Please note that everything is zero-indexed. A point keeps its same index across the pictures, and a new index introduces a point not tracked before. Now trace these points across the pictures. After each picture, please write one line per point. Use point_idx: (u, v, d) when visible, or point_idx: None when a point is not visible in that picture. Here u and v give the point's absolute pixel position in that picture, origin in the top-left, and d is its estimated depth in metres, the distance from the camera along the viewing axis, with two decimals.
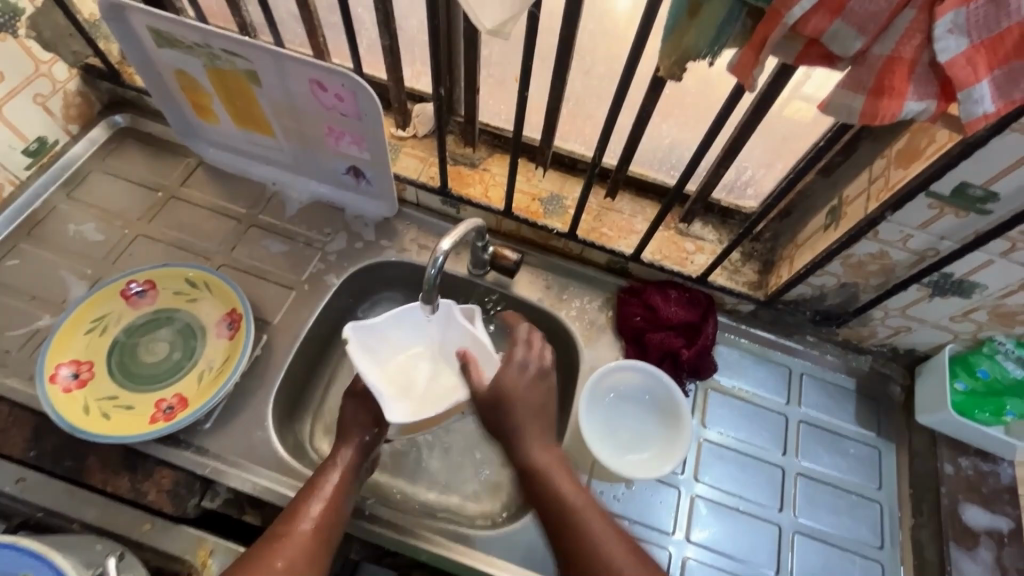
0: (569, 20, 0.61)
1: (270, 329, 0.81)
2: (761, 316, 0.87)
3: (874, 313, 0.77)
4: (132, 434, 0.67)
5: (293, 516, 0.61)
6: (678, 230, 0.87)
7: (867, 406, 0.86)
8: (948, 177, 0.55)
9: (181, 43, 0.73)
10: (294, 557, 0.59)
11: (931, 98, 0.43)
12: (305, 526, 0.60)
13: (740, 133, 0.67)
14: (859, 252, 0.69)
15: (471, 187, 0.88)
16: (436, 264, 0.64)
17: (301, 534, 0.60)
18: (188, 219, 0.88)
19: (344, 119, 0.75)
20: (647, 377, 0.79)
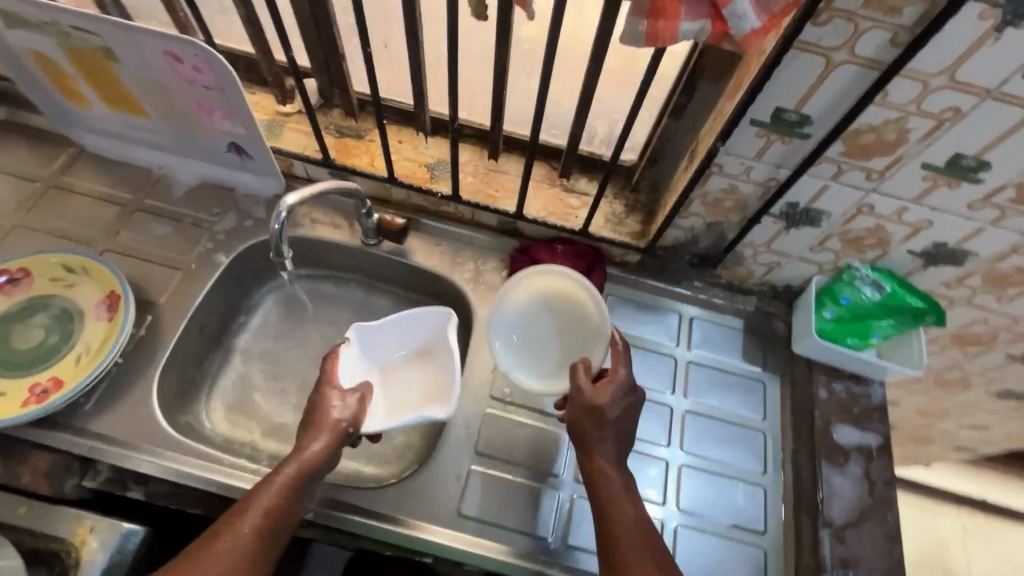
0: None
1: (155, 310, 0.80)
2: (649, 265, 0.90)
3: (744, 251, 0.81)
4: (1, 418, 0.67)
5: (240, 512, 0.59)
6: (563, 186, 0.89)
7: (755, 343, 0.89)
8: (764, 103, 0.58)
9: (30, 22, 0.71)
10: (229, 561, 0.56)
11: (704, 18, 0.45)
12: (245, 526, 0.58)
13: (590, 81, 0.69)
14: (713, 189, 0.71)
15: (357, 157, 0.89)
16: (278, 220, 0.67)
17: (241, 535, 0.57)
18: (69, 207, 0.87)
19: (209, 92, 0.75)
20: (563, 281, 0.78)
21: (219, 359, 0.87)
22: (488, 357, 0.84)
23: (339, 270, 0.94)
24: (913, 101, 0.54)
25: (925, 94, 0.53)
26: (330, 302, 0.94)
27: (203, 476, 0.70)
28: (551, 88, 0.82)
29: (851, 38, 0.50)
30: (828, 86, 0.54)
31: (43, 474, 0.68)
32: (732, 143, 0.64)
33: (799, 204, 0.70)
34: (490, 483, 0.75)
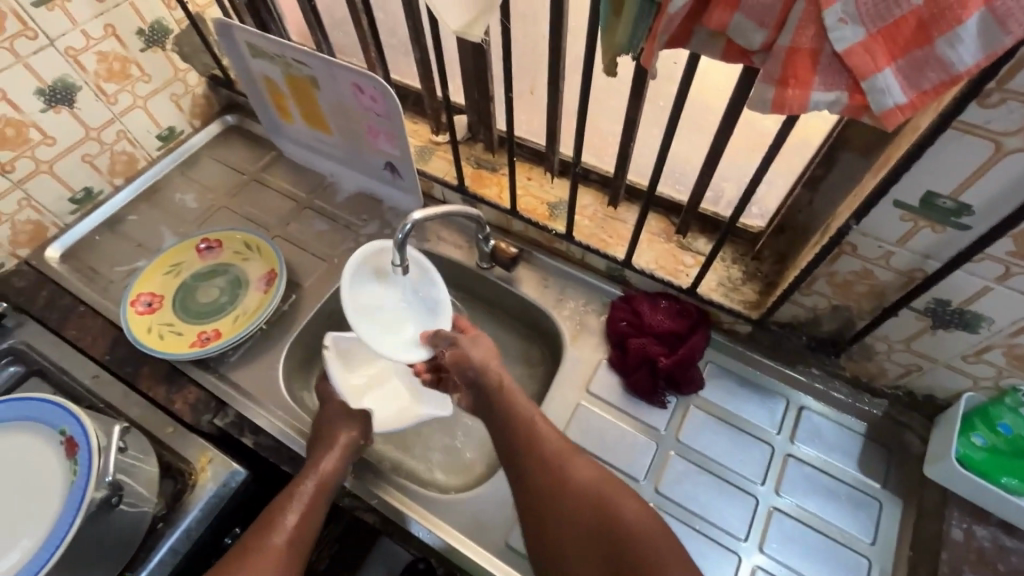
0: (556, 33, 0.69)
1: (300, 291, 0.95)
2: (760, 340, 0.83)
3: (875, 344, 0.71)
4: (175, 352, 0.84)
5: (269, 527, 0.67)
6: (679, 243, 0.88)
7: (876, 453, 0.77)
8: (911, 185, 0.53)
9: (267, 54, 0.92)
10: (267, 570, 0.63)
11: (841, 90, 0.43)
12: (278, 540, 0.66)
13: (719, 141, 0.68)
14: (842, 269, 0.65)
15: (488, 188, 0.97)
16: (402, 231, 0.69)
17: (275, 548, 0.65)
18: (260, 198, 1.08)
19: (379, 119, 0.88)
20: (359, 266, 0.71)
21: None
22: (569, 396, 0.84)
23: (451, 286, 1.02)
24: None
25: None
26: None
27: (302, 440, 0.80)
28: (681, 146, 0.82)
29: None
30: (996, 175, 0.48)
31: (190, 406, 0.82)
32: (868, 222, 0.58)
33: (950, 303, 0.60)
34: None
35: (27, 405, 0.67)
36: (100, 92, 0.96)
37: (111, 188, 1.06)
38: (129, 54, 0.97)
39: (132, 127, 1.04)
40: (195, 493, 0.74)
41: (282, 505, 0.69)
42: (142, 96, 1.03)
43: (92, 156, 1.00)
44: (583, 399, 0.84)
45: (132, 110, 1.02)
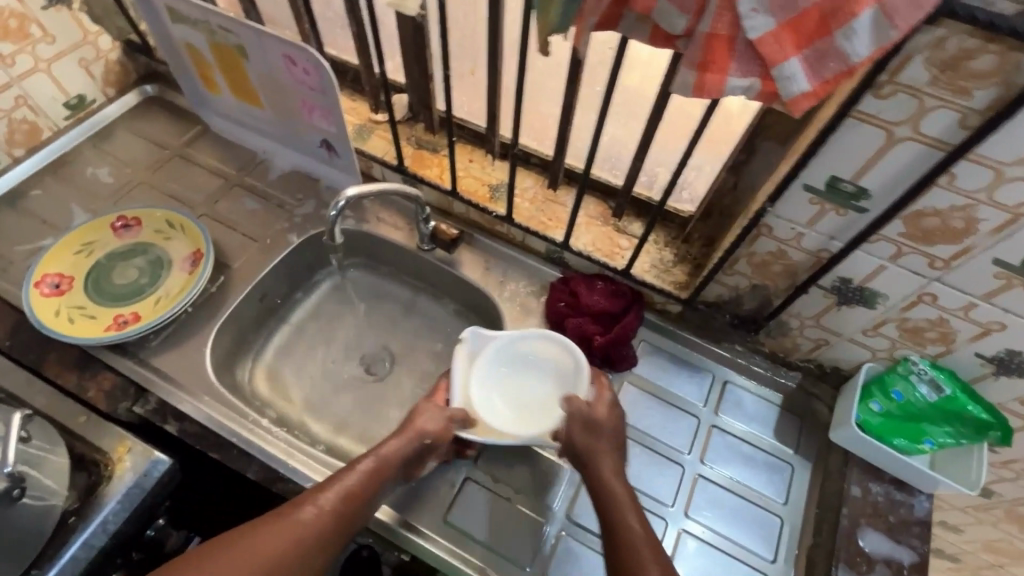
0: (493, 11, 0.69)
1: (229, 272, 0.91)
2: (689, 319, 0.88)
3: (790, 321, 0.77)
4: (87, 336, 0.78)
5: (314, 495, 0.63)
6: (615, 226, 0.91)
7: (789, 422, 0.84)
8: (818, 170, 0.57)
9: (189, 19, 0.86)
10: (296, 537, 0.60)
11: (753, 77, 0.46)
12: (313, 509, 0.62)
13: (652, 126, 0.71)
14: (760, 250, 0.70)
15: (429, 169, 0.96)
16: (335, 205, 0.76)
17: (306, 517, 0.61)
18: (184, 174, 1.02)
19: (313, 94, 0.85)
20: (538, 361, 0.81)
21: (272, 329, 0.96)
22: None
23: (392, 269, 1.02)
24: (985, 187, 0.50)
25: (998, 182, 0.49)
26: (378, 297, 1.02)
27: (231, 426, 0.77)
28: (618, 132, 0.84)
29: (916, 114, 0.48)
30: (889, 161, 0.52)
31: (105, 393, 0.77)
32: (782, 205, 0.62)
33: (851, 281, 0.66)
34: (482, 500, 0.75)
35: None
36: None
37: (10, 159, 0.96)
38: (29, 11, 0.88)
39: (33, 92, 0.94)
40: (112, 485, 0.70)
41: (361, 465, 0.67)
42: (45, 59, 0.93)
43: None
44: None
45: (34, 74, 0.93)
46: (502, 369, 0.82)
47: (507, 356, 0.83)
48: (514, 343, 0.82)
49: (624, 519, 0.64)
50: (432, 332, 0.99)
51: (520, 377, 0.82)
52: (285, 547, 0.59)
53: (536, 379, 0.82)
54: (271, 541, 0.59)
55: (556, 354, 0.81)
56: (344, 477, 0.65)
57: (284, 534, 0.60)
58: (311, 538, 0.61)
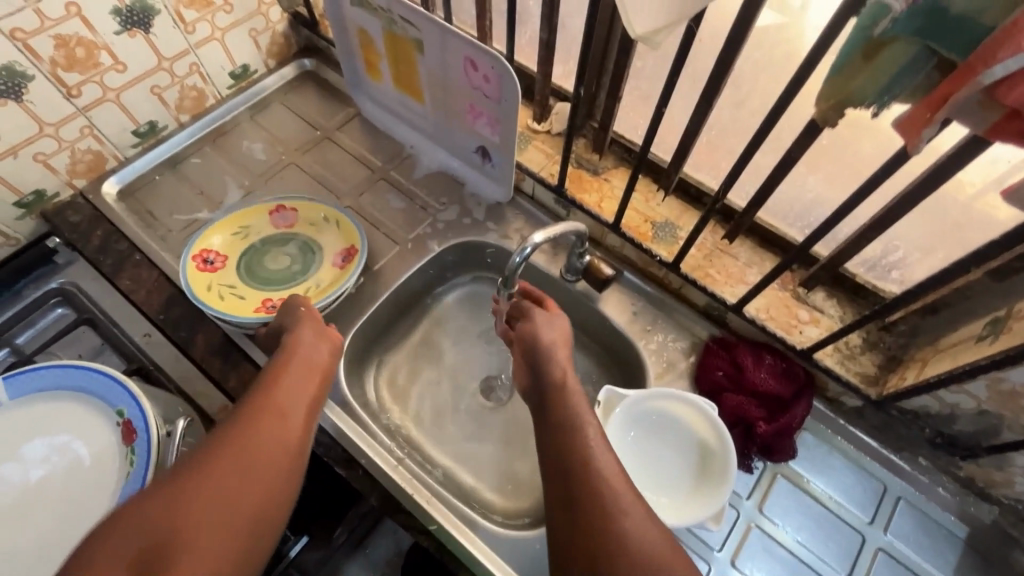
0: (733, 44, 0.58)
1: (369, 273, 0.88)
2: (868, 418, 0.75)
3: (1018, 458, 0.63)
4: (238, 316, 0.78)
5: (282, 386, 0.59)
6: (796, 293, 0.79)
7: (974, 562, 0.71)
8: None
9: (370, 5, 0.81)
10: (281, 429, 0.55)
11: None
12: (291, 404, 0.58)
13: (900, 205, 0.58)
14: (1016, 379, 0.56)
15: (588, 193, 0.87)
16: (523, 253, 0.65)
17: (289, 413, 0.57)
18: (333, 160, 0.99)
19: (486, 101, 0.78)
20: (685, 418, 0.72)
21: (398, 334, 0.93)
22: None
23: None
24: None
25: None
26: None
27: (357, 443, 0.74)
28: (831, 191, 0.71)
29: None
30: None
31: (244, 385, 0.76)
32: None
33: None
34: None
35: (78, 376, 0.62)
36: (178, 19, 0.86)
37: (176, 124, 0.97)
38: None
39: (205, 60, 0.94)
40: None
41: (296, 358, 0.63)
42: (221, 28, 0.92)
43: (161, 88, 0.91)
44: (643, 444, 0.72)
45: (209, 42, 0.92)
46: (631, 434, 0.72)
47: (637, 418, 0.72)
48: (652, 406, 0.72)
49: (605, 471, 0.52)
50: None
51: (652, 446, 0.71)
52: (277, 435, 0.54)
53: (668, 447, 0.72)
54: (255, 437, 0.52)
55: (701, 427, 0.71)
56: (300, 379, 0.61)
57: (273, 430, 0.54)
58: (296, 438, 0.55)
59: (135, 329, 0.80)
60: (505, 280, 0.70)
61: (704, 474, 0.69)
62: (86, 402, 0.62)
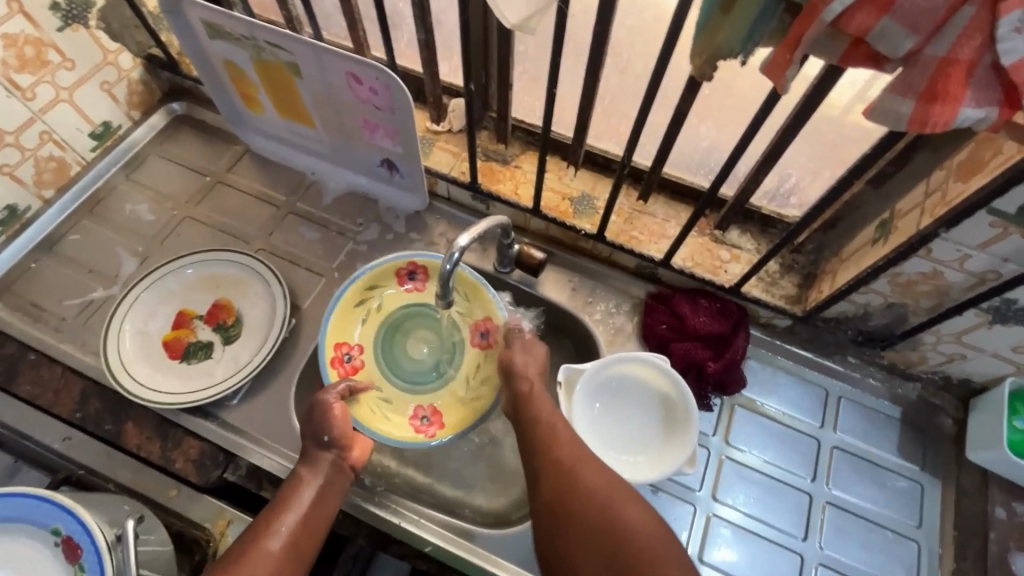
0: (603, 16, 0.59)
1: (300, 313, 0.83)
2: (799, 333, 0.82)
3: (925, 337, 0.71)
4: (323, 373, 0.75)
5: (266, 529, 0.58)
6: (713, 236, 0.83)
7: (912, 435, 0.79)
8: (1015, 194, 0.50)
9: (230, 36, 0.76)
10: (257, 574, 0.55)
11: (993, 106, 0.39)
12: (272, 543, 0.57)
13: (781, 138, 0.63)
14: (908, 270, 0.63)
15: (502, 183, 0.87)
16: (452, 259, 0.62)
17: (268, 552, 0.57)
18: (231, 204, 0.93)
19: (378, 113, 0.76)
20: (638, 373, 0.75)
21: None
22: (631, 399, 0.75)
23: None
24: None
25: None
26: None
27: None
28: (721, 134, 0.75)
29: None
30: None
31: (193, 462, 0.71)
32: (956, 231, 0.56)
33: (1017, 302, 0.59)
34: None
35: None
36: (11, 86, 0.77)
37: (42, 203, 0.88)
38: (44, 35, 0.78)
39: (58, 126, 0.85)
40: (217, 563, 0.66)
41: (288, 493, 0.62)
42: (66, 88, 0.83)
43: (12, 166, 0.81)
44: (603, 402, 0.74)
45: (56, 105, 0.83)
46: (597, 406, 0.74)
47: (599, 386, 0.75)
48: (604, 371, 0.74)
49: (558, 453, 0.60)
50: None
51: (616, 412, 0.74)
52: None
53: (630, 404, 0.74)
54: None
55: (652, 379, 0.74)
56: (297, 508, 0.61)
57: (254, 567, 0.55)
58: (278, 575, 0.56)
59: (52, 436, 0.72)
60: (438, 294, 0.65)
61: (666, 435, 0.72)
62: (10, 530, 0.54)
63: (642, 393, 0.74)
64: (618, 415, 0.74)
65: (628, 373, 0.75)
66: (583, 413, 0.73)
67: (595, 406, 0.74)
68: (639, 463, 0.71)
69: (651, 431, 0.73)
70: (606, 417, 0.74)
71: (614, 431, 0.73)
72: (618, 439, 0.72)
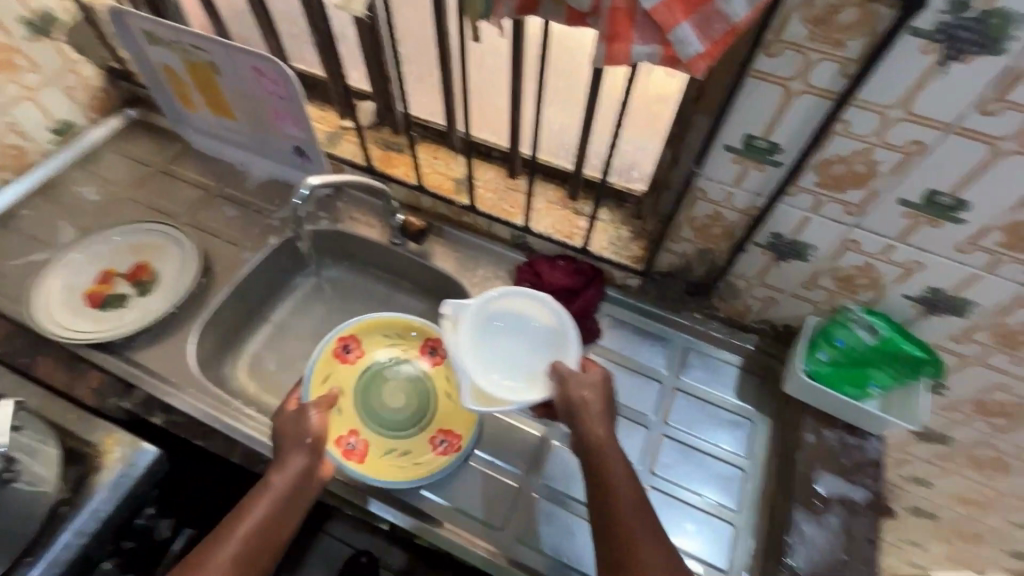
0: (439, 13, 0.74)
1: (212, 274, 0.95)
2: (649, 291, 0.92)
3: (737, 282, 0.82)
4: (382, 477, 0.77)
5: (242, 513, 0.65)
6: (574, 208, 0.95)
7: (749, 378, 0.88)
8: (735, 130, 0.62)
9: (164, 41, 0.92)
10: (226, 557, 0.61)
11: (654, 43, 0.52)
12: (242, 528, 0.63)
13: (591, 108, 0.76)
14: (699, 214, 0.75)
15: (396, 168, 1.01)
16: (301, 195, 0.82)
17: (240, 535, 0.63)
18: (168, 189, 1.07)
19: (281, 101, 0.91)
20: (524, 302, 0.82)
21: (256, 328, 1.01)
22: (525, 331, 0.82)
23: (355, 262, 1.07)
24: (875, 132, 0.55)
25: (886, 126, 0.54)
26: (359, 294, 1.07)
27: (215, 414, 0.82)
28: (565, 118, 0.88)
29: (804, 69, 0.53)
30: (791, 113, 0.57)
31: (93, 390, 0.82)
32: (708, 168, 0.68)
33: (783, 236, 0.71)
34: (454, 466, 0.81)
35: None
36: None
37: None
38: (13, 43, 0.94)
39: (21, 119, 1.00)
40: (101, 476, 0.73)
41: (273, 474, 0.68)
42: (31, 88, 0.99)
43: None
44: (486, 334, 0.82)
45: (21, 102, 0.99)
46: (485, 337, 0.82)
47: (486, 318, 0.82)
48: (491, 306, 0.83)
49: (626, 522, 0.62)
50: (408, 320, 1.04)
51: (518, 350, 0.82)
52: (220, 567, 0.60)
53: (518, 335, 0.82)
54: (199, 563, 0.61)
55: (536, 312, 0.82)
56: (268, 494, 0.66)
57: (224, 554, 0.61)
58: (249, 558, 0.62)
59: None
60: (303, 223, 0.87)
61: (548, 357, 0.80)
62: None
63: (529, 324, 0.82)
64: (505, 348, 0.82)
65: (513, 306, 0.82)
66: (469, 346, 0.80)
67: (481, 339, 0.81)
68: (523, 386, 0.77)
69: (536, 360, 0.80)
70: (490, 350, 0.81)
71: (501, 361, 0.80)
72: (508, 370, 0.79)
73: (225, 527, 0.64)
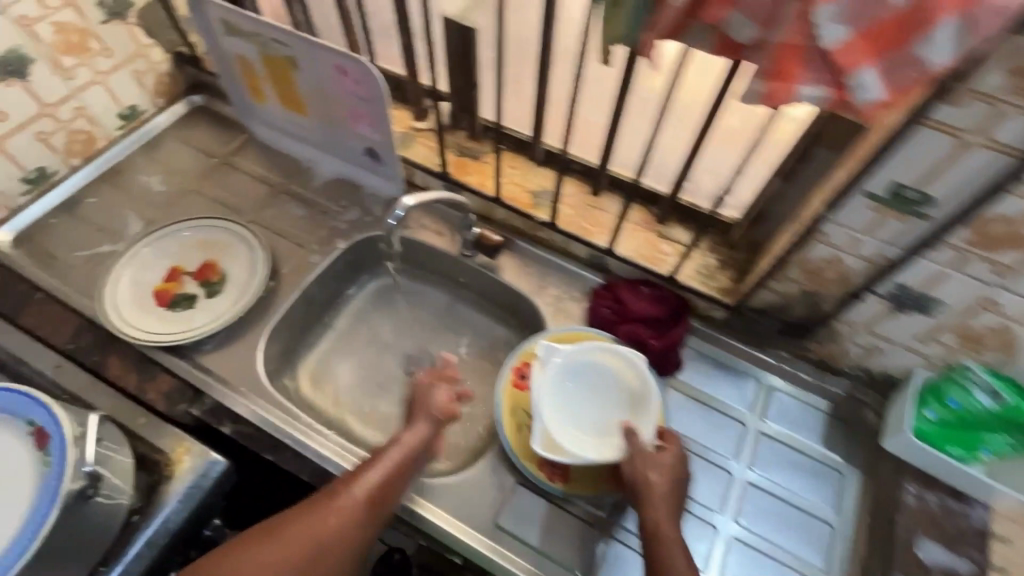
0: (547, 24, 0.69)
1: (279, 277, 0.92)
2: (734, 325, 0.87)
3: (840, 327, 0.76)
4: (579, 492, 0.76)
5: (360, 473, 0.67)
6: (658, 232, 0.91)
7: (837, 426, 0.83)
8: (880, 177, 0.57)
9: (242, 32, 0.88)
10: (340, 515, 0.63)
11: (825, 86, 0.45)
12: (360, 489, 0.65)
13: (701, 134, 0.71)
14: (813, 256, 0.69)
15: (470, 175, 0.97)
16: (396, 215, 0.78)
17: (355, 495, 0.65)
18: (233, 182, 1.04)
19: (360, 102, 0.87)
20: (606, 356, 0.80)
21: (318, 333, 0.99)
22: (601, 384, 0.79)
23: (419, 269, 1.04)
24: None
25: None
26: (422, 303, 1.04)
27: (283, 426, 0.79)
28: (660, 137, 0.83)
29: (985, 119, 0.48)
30: (955, 164, 0.52)
31: (163, 394, 0.79)
32: (838, 211, 0.62)
33: (909, 287, 0.65)
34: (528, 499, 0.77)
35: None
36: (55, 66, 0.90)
37: (67, 168, 1.00)
38: (88, 26, 0.91)
39: (91, 104, 0.97)
40: (172, 486, 0.71)
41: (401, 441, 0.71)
42: (103, 72, 0.96)
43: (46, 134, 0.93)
44: (560, 381, 0.79)
45: (91, 86, 0.96)
46: (561, 384, 0.79)
47: (566, 365, 0.80)
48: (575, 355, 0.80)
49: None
50: (472, 334, 1.01)
51: (590, 402, 0.79)
52: (332, 525, 0.63)
53: (595, 388, 0.79)
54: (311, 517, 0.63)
55: (618, 368, 0.79)
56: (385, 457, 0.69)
57: (338, 514, 0.63)
58: (358, 517, 0.64)
59: None
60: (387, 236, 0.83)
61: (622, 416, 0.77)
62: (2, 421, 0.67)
63: (607, 379, 0.79)
64: (579, 399, 0.78)
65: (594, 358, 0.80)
66: (548, 391, 0.78)
67: (558, 387, 0.79)
68: (594, 444, 0.75)
69: (610, 417, 0.77)
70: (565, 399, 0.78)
71: (574, 412, 0.77)
72: (580, 424, 0.77)
73: (341, 482, 0.67)
